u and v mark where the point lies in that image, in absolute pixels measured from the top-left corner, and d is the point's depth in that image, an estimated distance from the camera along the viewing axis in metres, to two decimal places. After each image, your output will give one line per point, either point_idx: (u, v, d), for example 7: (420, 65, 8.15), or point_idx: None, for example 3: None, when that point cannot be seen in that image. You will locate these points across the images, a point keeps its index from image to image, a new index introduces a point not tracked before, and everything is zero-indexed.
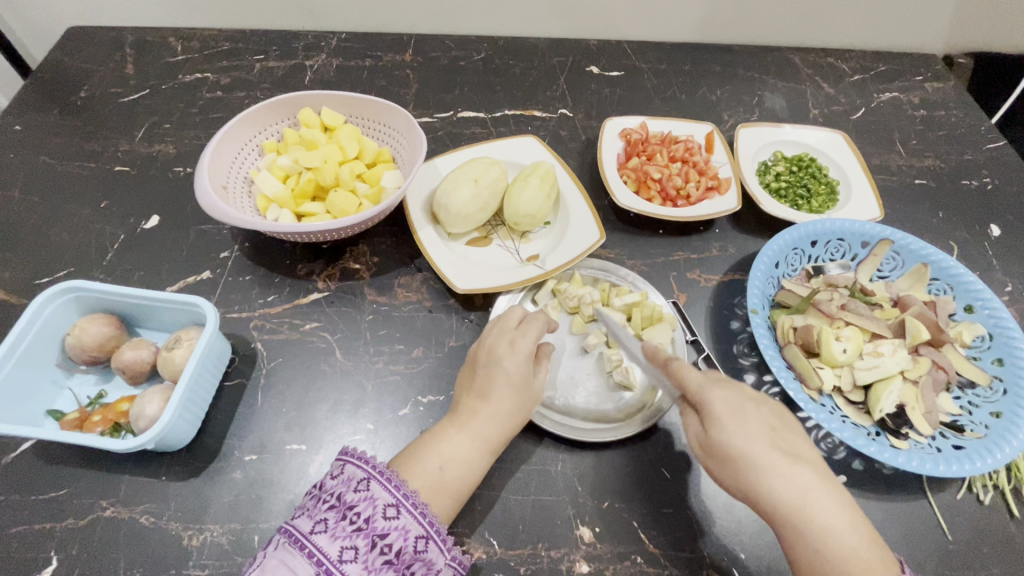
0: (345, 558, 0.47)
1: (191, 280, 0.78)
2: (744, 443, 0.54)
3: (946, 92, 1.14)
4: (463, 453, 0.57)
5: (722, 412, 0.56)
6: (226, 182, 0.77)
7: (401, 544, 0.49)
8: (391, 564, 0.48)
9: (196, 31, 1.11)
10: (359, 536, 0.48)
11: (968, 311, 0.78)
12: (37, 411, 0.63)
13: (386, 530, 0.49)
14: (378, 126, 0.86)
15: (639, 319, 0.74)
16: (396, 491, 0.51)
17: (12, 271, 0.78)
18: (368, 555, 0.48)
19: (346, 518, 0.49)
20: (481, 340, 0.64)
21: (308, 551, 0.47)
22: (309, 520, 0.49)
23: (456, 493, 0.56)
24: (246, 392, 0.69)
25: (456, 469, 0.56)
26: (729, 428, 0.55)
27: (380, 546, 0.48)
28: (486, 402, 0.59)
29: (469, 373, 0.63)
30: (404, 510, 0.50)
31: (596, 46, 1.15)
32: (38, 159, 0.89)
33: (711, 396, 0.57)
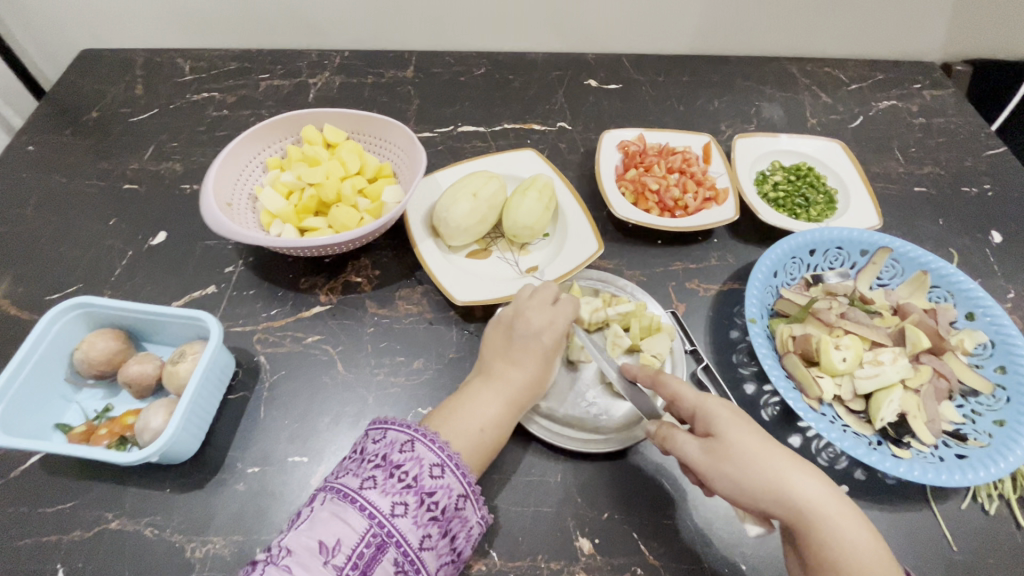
0: (396, 512, 0.49)
1: (197, 294, 0.79)
2: (757, 450, 0.54)
3: (945, 99, 1.14)
4: (498, 416, 0.60)
5: (731, 419, 0.56)
6: (230, 199, 0.79)
7: (445, 502, 0.52)
8: (436, 520, 0.51)
9: (204, 51, 1.13)
10: (409, 493, 0.50)
11: (970, 318, 0.77)
12: (46, 425, 0.64)
13: (432, 488, 0.51)
14: (379, 142, 0.88)
15: (639, 329, 0.74)
16: (440, 452, 0.53)
17: (25, 287, 0.80)
18: (417, 511, 0.50)
19: (395, 475, 0.51)
20: (516, 310, 0.66)
21: (360, 505, 0.49)
22: (357, 477, 0.51)
23: (490, 453, 0.60)
24: (249, 405, 0.70)
25: (494, 430, 0.60)
26: (744, 433, 0.55)
27: (428, 503, 0.51)
28: (524, 369, 0.63)
29: (502, 340, 0.65)
30: (447, 470, 0.53)
31: (595, 59, 1.17)
32: (51, 177, 0.92)
33: (715, 404, 0.57)
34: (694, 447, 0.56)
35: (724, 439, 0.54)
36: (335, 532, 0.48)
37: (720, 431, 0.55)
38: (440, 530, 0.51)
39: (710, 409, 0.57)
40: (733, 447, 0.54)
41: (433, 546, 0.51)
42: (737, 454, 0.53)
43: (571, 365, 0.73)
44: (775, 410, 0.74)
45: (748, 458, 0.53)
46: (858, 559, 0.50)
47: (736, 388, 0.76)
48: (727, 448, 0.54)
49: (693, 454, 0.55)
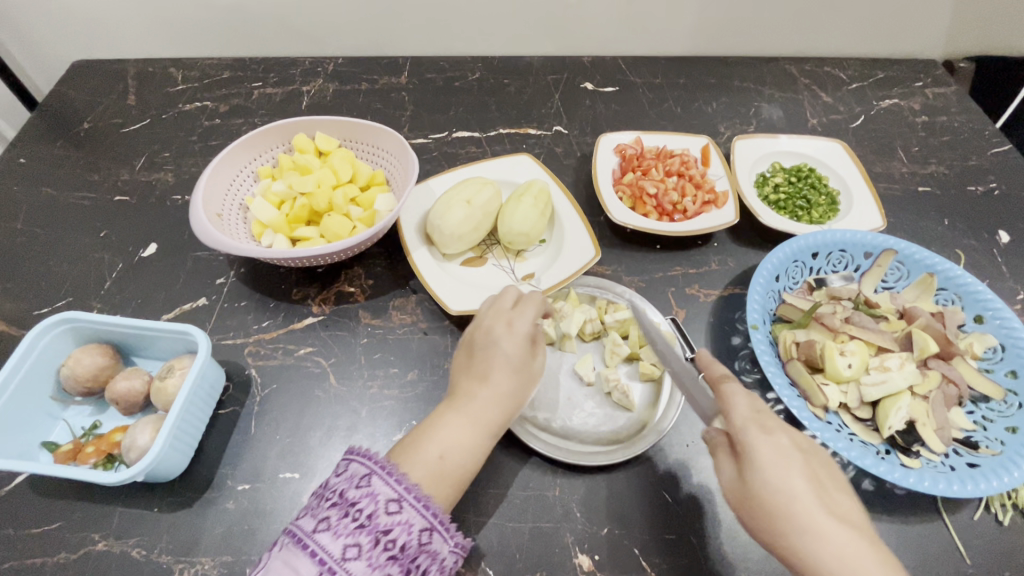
0: (348, 556, 0.45)
1: (187, 307, 0.78)
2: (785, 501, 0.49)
3: (948, 97, 1.12)
4: (463, 437, 0.55)
5: (769, 463, 0.50)
6: (221, 209, 0.78)
7: (404, 539, 0.47)
8: (395, 559, 0.46)
9: (197, 60, 1.13)
10: (362, 533, 0.46)
11: (978, 321, 0.75)
12: (32, 443, 0.63)
13: (389, 525, 0.47)
14: (371, 150, 0.86)
15: (637, 337, 0.73)
16: (398, 485, 0.49)
17: (14, 301, 0.79)
18: (373, 552, 0.46)
19: (348, 515, 0.47)
20: (476, 325, 0.65)
21: (310, 551, 0.45)
22: (311, 519, 0.47)
23: (455, 482, 0.53)
24: (239, 420, 0.68)
25: (457, 456, 0.54)
26: (780, 480, 0.50)
27: (384, 542, 0.46)
28: (487, 380, 0.58)
29: (466, 357, 0.62)
30: (406, 504, 0.49)
31: (590, 62, 1.16)
32: (41, 190, 0.91)
33: (757, 442, 0.52)
34: (731, 477, 0.53)
35: (753, 482, 0.51)
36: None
37: (753, 473, 0.51)
38: (401, 571, 0.47)
39: (751, 446, 0.52)
40: (762, 491, 0.50)
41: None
42: (764, 502, 0.50)
43: (571, 376, 0.72)
44: None
45: (776, 507, 0.49)
46: None
47: None
48: (757, 493, 0.50)
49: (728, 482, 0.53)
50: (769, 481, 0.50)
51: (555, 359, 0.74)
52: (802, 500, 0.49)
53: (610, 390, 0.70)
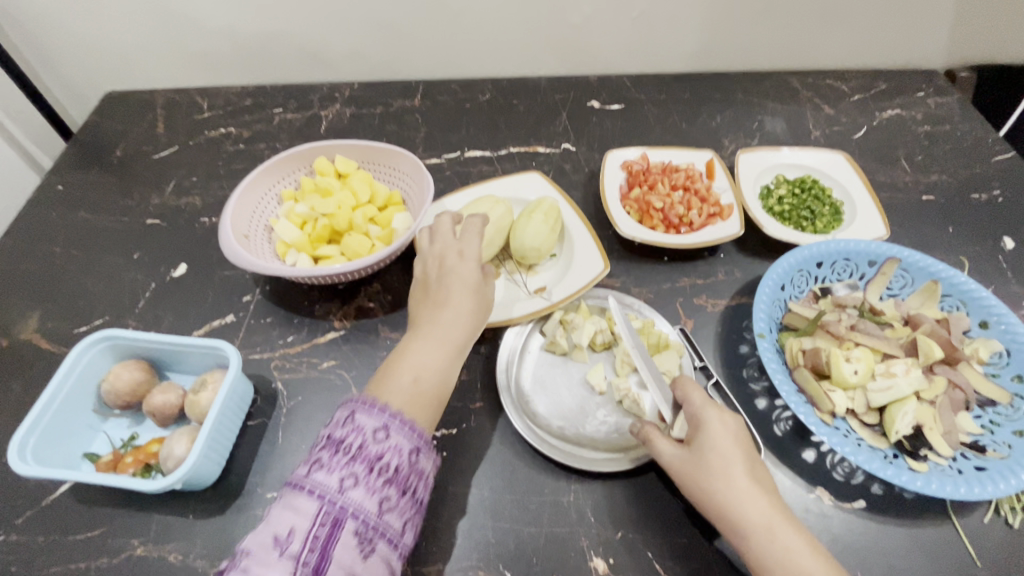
0: (347, 486, 0.49)
1: (216, 324, 0.82)
2: (721, 468, 0.55)
3: (950, 106, 1.14)
4: (435, 362, 0.60)
5: (714, 438, 0.56)
6: (247, 230, 0.82)
7: (396, 462, 0.51)
8: (391, 482, 0.50)
9: (221, 89, 1.19)
10: (356, 464, 0.50)
11: (984, 327, 0.77)
12: (75, 454, 0.67)
13: (379, 452, 0.51)
14: (388, 171, 0.91)
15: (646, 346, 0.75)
16: (381, 415, 0.53)
17: (55, 320, 0.83)
18: (369, 479, 0.49)
19: (338, 452, 0.50)
20: (426, 262, 0.69)
21: (308, 489, 0.48)
22: (305, 465, 0.51)
23: (433, 402, 0.58)
24: (268, 430, 0.71)
25: (429, 381, 0.59)
26: (721, 451, 0.56)
27: (378, 468, 0.50)
28: (446, 307, 0.64)
29: (422, 293, 0.67)
30: (392, 431, 0.52)
31: (596, 81, 1.20)
32: (78, 215, 0.96)
33: (711, 421, 0.58)
34: (669, 448, 0.59)
35: (694, 451, 0.57)
36: (288, 522, 0.47)
37: (698, 445, 0.57)
38: (398, 490, 0.51)
39: (705, 421, 0.58)
40: (700, 459, 0.56)
41: (395, 507, 0.50)
42: (701, 469, 0.55)
43: (583, 385, 0.75)
44: (788, 425, 0.73)
45: (711, 472, 0.55)
46: None
47: (748, 404, 0.75)
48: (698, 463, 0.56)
49: (665, 455, 0.59)
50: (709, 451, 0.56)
51: (567, 369, 0.76)
52: (732, 468, 0.55)
53: (620, 398, 0.72)
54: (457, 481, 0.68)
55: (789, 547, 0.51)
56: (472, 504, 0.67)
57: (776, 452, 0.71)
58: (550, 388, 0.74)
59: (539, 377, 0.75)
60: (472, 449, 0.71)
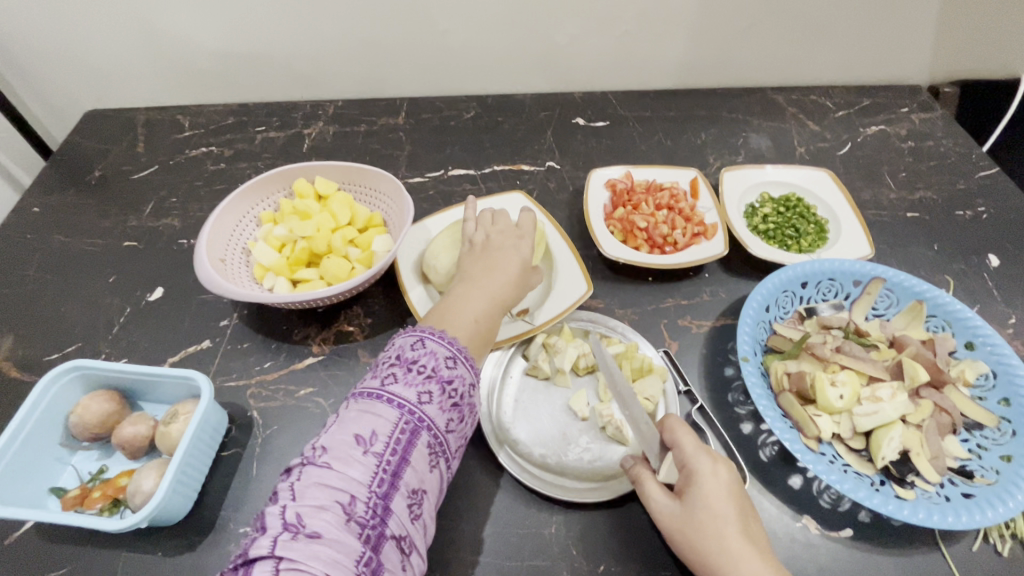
0: (423, 401, 0.51)
1: (192, 350, 0.80)
2: (710, 529, 0.53)
3: (934, 122, 1.15)
4: (490, 310, 0.64)
5: (705, 495, 0.55)
6: (224, 254, 0.81)
7: (462, 389, 0.54)
8: (457, 406, 0.54)
9: (203, 108, 1.18)
10: (431, 383, 0.52)
11: (969, 347, 0.76)
12: (41, 489, 0.65)
13: (451, 377, 0.53)
14: (369, 192, 0.89)
15: (629, 371, 0.74)
16: (451, 346, 0.55)
17: (26, 348, 0.81)
18: (441, 399, 0.52)
19: (414, 369, 0.52)
20: (487, 233, 0.75)
21: (387, 399, 0.50)
22: (377, 377, 0.53)
23: (484, 346, 0.62)
24: (242, 461, 0.70)
25: (487, 318, 0.63)
26: (711, 509, 0.54)
27: (449, 391, 0.53)
28: (504, 269, 0.68)
29: (478, 253, 0.72)
30: (460, 361, 0.55)
31: (582, 98, 1.19)
32: (53, 238, 0.95)
33: (702, 473, 0.56)
34: (660, 500, 0.57)
35: (685, 506, 0.55)
36: (368, 426, 0.49)
37: (689, 500, 0.55)
38: (460, 415, 0.54)
39: (696, 472, 0.56)
40: (690, 516, 0.54)
41: (456, 429, 0.54)
42: (692, 527, 0.54)
43: (566, 411, 0.73)
44: (773, 450, 0.72)
45: (701, 532, 0.53)
46: None
47: (733, 428, 0.74)
48: (688, 516, 0.55)
49: (655, 506, 0.58)
50: (700, 508, 0.54)
51: (549, 394, 0.75)
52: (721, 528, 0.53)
53: (603, 425, 0.70)
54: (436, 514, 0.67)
55: None
56: (451, 537, 0.65)
57: (762, 479, 0.70)
58: (532, 414, 0.73)
59: (521, 403, 0.74)
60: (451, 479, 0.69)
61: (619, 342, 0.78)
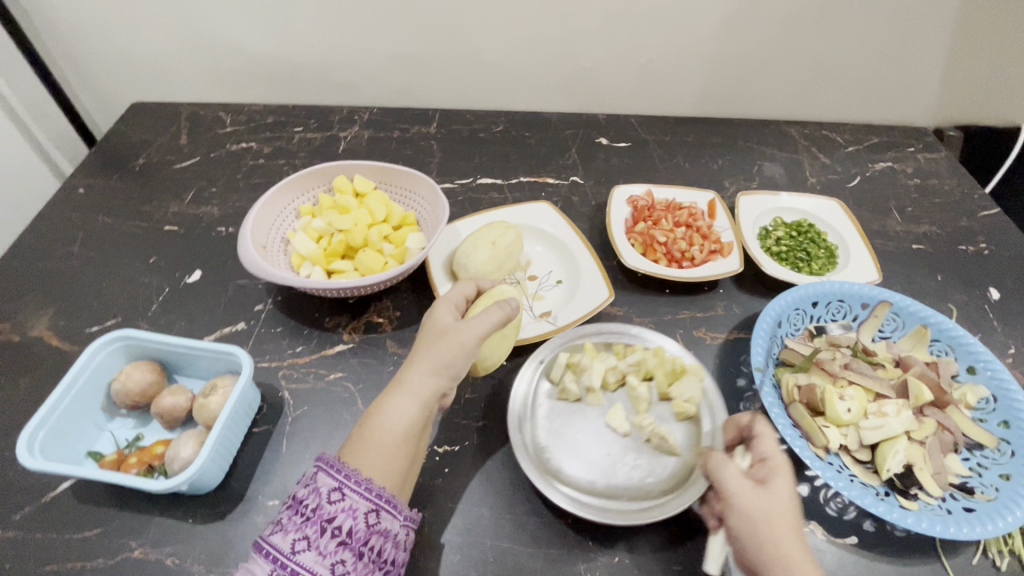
0: (297, 549, 0.50)
1: (227, 330, 0.84)
2: (794, 522, 0.52)
3: (939, 162, 1.20)
4: (383, 406, 0.58)
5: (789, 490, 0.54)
6: (265, 241, 0.85)
7: (351, 524, 0.52)
8: (345, 544, 0.51)
9: (245, 106, 1.24)
10: (308, 526, 0.51)
11: (971, 372, 0.79)
12: (79, 452, 0.68)
13: (333, 513, 0.52)
14: (404, 193, 0.94)
15: (662, 376, 0.76)
16: (338, 475, 0.53)
17: (67, 319, 0.84)
18: (321, 541, 0.51)
19: (296, 512, 0.52)
20: None
21: (266, 551, 0.50)
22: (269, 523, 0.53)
23: (377, 449, 0.55)
24: (272, 438, 0.72)
25: (378, 421, 0.56)
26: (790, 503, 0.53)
27: (331, 530, 0.51)
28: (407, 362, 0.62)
29: None
30: (347, 492, 0.53)
31: (605, 119, 1.25)
32: (97, 218, 0.99)
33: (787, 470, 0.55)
34: (740, 479, 0.55)
35: (772, 490, 0.53)
36: None
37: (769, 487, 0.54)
38: (353, 553, 0.51)
39: (779, 464, 0.56)
40: (777, 502, 0.52)
41: (353, 572, 0.51)
42: (772, 511, 0.52)
43: (606, 432, 0.73)
44: None
45: (788, 522, 0.52)
46: None
47: None
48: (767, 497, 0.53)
49: (733, 485, 0.54)
50: (789, 497, 0.53)
51: (584, 414, 0.75)
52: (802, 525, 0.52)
53: (649, 436, 0.71)
54: (459, 499, 0.70)
55: None
56: (472, 520, 0.69)
57: None
58: (568, 439, 0.72)
59: (555, 428, 0.73)
60: (474, 467, 0.73)
61: (642, 350, 0.79)
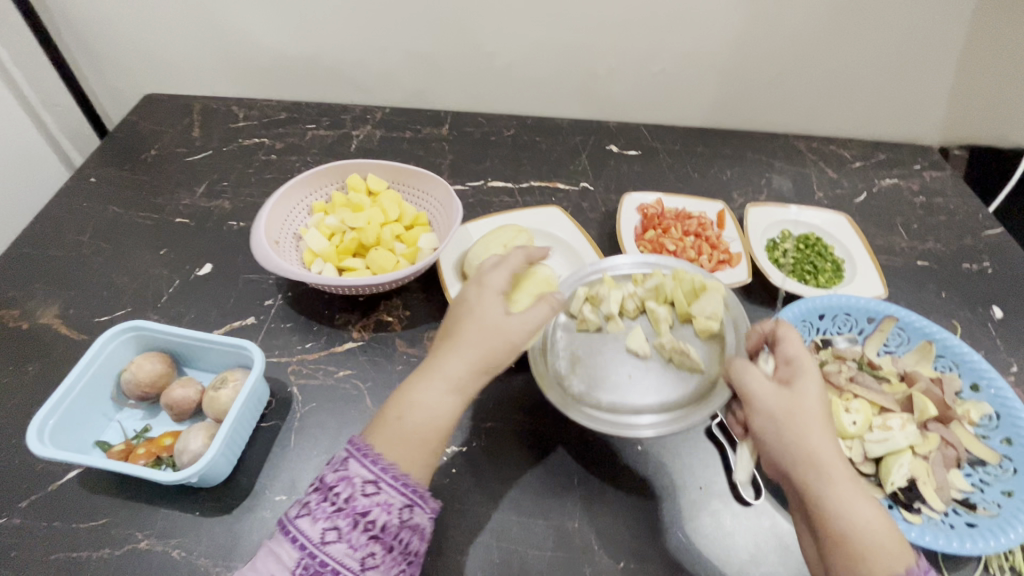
0: (328, 539, 0.50)
1: (237, 324, 0.84)
2: (819, 414, 0.56)
3: (944, 181, 1.21)
4: (423, 395, 0.56)
5: (811, 386, 0.58)
6: (278, 237, 0.86)
7: (383, 519, 0.52)
8: (375, 538, 0.51)
9: (257, 102, 1.24)
10: (340, 517, 0.51)
11: (975, 389, 0.80)
12: (87, 441, 0.67)
13: (366, 506, 0.52)
14: (417, 193, 0.94)
15: (682, 296, 0.79)
16: (374, 468, 0.53)
17: (76, 308, 0.84)
18: (352, 534, 0.50)
19: (326, 501, 0.52)
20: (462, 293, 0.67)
21: (294, 536, 0.51)
22: (296, 506, 0.53)
23: (417, 442, 0.55)
24: (280, 433, 0.72)
25: (418, 408, 0.56)
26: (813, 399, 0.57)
27: (363, 523, 0.51)
28: (448, 340, 0.60)
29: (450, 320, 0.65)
30: (382, 486, 0.53)
31: (616, 127, 1.26)
32: (108, 209, 0.99)
33: (809, 369, 0.60)
34: (764, 381, 0.59)
35: (796, 390, 0.58)
36: (271, 567, 0.50)
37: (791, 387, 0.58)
38: (382, 547, 0.51)
39: (801, 366, 0.60)
40: (800, 401, 0.57)
41: (379, 564, 0.51)
42: (796, 408, 0.56)
43: (629, 356, 0.77)
44: None
45: (811, 416, 0.56)
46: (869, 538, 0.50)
47: None
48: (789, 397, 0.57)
49: (757, 388, 0.59)
50: (811, 395, 0.58)
51: (607, 341, 0.79)
52: (821, 417, 0.56)
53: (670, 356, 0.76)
54: (466, 501, 0.70)
55: (852, 497, 0.52)
56: (479, 521, 0.69)
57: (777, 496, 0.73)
58: (593, 365, 0.77)
59: (579, 356, 0.78)
60: (482, 469, 0.73)
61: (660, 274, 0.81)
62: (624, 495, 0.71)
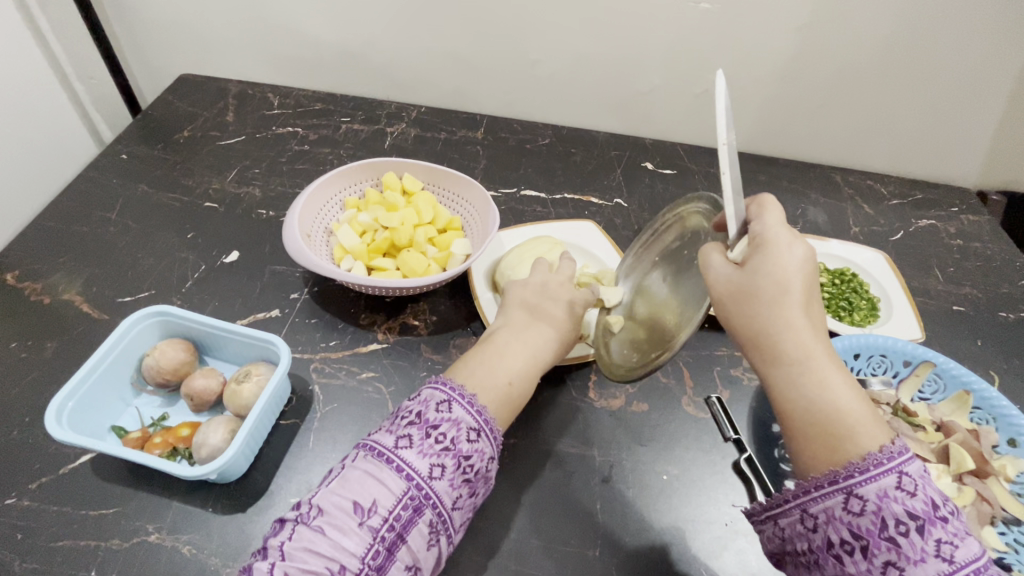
0: (434, 475, 0.49)
1: (261, 316, 0.82)
2: (786, 293, 0.52)
3: (982, 226, 1.18)
4: (522, 365, 0.60)
5: (778, 263, 0.52)
6: (310, 230, 0.84)
7: (479, 466, 0.51)
8: (469, 483, 0.50)
9: (293, 90, 1.23)
10: (446, 456, 0.49)
11: (1012, 444, 0.76)
12: (103, 425, 0.66)
13: (469, 452, 0.51)
14: (453, 197, 0.92)
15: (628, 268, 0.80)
16: (478, 417, 0.53)
17: (99, 287, 0.83)
18: (454, 475, 0.49)
19: (432, 437, 0.50)
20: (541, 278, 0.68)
21: (397, 465, 0.49)
22: (391, 435, 0.50)
23: (517, 409, 0.58)
24: (299, 433, 0.70)
25: (520, 381, 0.59)
26: (780, 277, 0.52)
27: (464, 467, 0.50)
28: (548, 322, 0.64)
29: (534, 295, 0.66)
30: (483, 435, 0.52)
31: (652, 144, 1.24)
32: (137, 187, 0.97)
33: (782, 243, 0.52)
34: (725, 270, 0.54)
35: (756, 271, 0.52)
36: (370, 493, 0.47)
37: (755, 268, 0.53)
38: (470, 491, 0.51)
39: (771, 243, 0.52)
40: (759, 282, 0.52)
41: (463, 507, 0.51)
42: (754, 291, 0.52)
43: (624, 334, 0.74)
44: None
45: (766, 296, 0.52)
46: (826, 412, 0.49)
47: None
48: (751, 280, 0.52)
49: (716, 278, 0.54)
50: (779, 272, 0.52)
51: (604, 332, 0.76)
52: (792, 296, 0.52)
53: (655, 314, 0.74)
54: (483, 518, 0.68)
55: (816, 373, 0.50)
56: (496, 541, 0.67)
57: None
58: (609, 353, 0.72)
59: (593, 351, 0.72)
60: (502, 487, 0.72)
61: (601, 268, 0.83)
62: (646, 526, 0.69)
